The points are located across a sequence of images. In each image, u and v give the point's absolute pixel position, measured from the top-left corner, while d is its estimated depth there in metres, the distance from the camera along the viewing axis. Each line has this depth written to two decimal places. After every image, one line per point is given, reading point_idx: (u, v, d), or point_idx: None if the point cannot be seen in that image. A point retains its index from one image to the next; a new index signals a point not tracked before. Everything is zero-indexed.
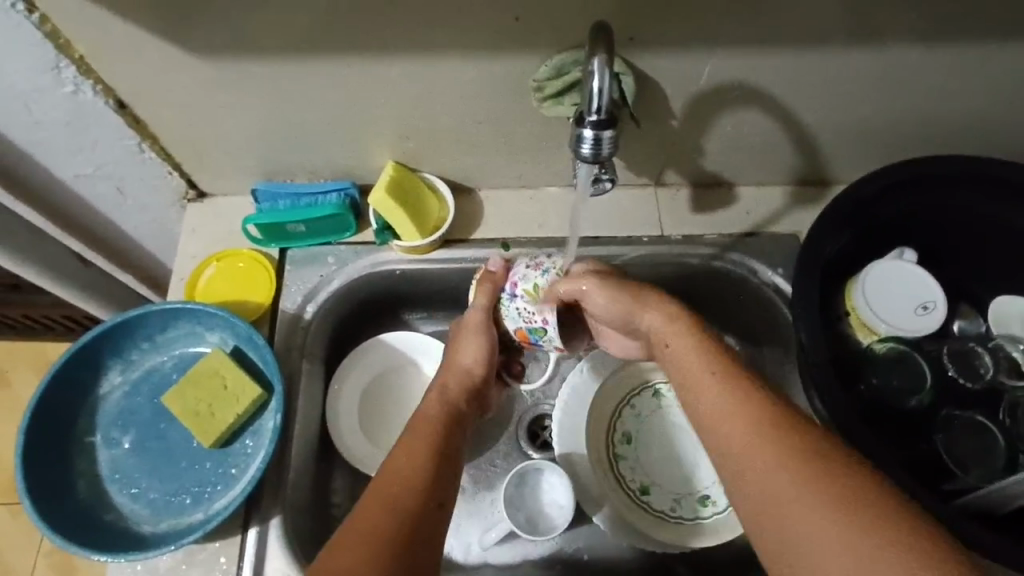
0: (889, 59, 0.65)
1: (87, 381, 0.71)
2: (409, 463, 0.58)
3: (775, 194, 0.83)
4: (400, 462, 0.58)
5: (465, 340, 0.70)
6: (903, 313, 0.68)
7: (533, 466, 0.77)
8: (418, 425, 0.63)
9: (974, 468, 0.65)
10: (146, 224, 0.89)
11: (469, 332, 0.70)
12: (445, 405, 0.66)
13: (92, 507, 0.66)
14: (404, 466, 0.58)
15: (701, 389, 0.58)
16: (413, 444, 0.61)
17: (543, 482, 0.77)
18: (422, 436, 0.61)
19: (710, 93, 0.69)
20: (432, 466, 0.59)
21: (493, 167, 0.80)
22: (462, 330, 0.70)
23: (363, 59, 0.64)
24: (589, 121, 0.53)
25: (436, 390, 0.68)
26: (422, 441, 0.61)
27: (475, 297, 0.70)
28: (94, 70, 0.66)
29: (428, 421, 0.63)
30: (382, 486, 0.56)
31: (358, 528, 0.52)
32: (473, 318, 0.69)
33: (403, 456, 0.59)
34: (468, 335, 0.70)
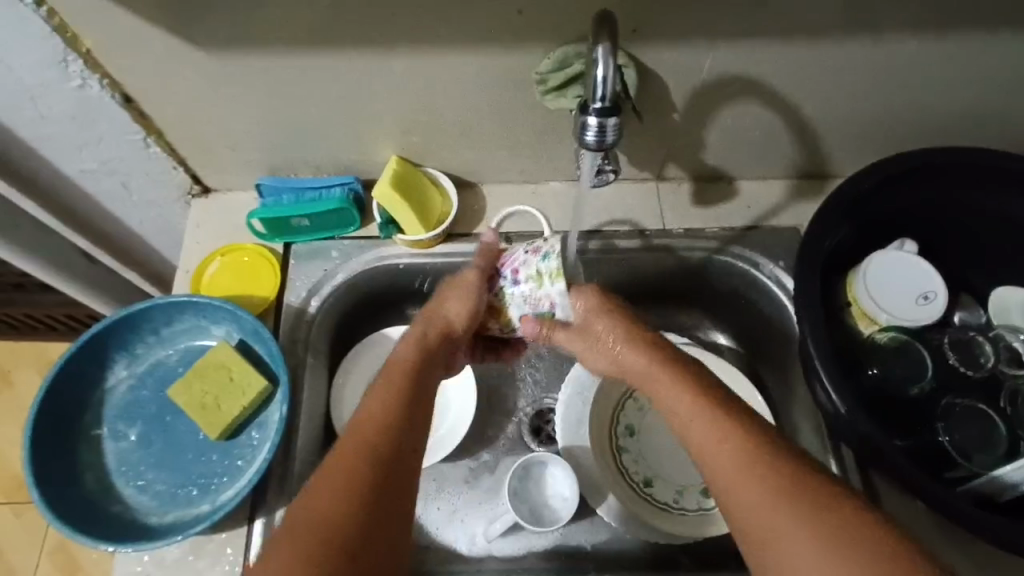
0: (890, 51, 0.66)
1: (94, 375, 0.71)
2: (380, 414, 0.58)
3: (777, 188, 0.83)
4: (375, 409, 0.58)
5: (455, 296, 0.66)
6: (898, 284, 0.69)
7: (536, 458, 0.77)
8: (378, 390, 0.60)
9: (975, 455, 0.65)
10: (151, 220, 0.89)
11: (460, 288, 0.66)
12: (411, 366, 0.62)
13: (99, 500, 0.67)
14: (376, 421, 0.57)
15: (675, 402, 0.60)
16: (384, 396, 0.59)
17: (547, 474, 0.78)
18: (380, 401, 0.59)
19: (711, 86, 0.70)
20: (399, 426, 0.57)
21: (496, 161, 0.80)
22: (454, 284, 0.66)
23: (368, 54, 0.65)
24: (593, 109, 0.54)
25: (409, 336, 0.65)
26: (380, 409, 0.58)
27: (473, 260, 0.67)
28: (100, 65, 0.66)
29: (404, 364, 0.62)
30: (353, 438, 0.56)
31: (336, 481, 0.53)
32: (468, 275, 0.65)
33: (365, 418, 0.57)
34: (458, 292, 0.66)
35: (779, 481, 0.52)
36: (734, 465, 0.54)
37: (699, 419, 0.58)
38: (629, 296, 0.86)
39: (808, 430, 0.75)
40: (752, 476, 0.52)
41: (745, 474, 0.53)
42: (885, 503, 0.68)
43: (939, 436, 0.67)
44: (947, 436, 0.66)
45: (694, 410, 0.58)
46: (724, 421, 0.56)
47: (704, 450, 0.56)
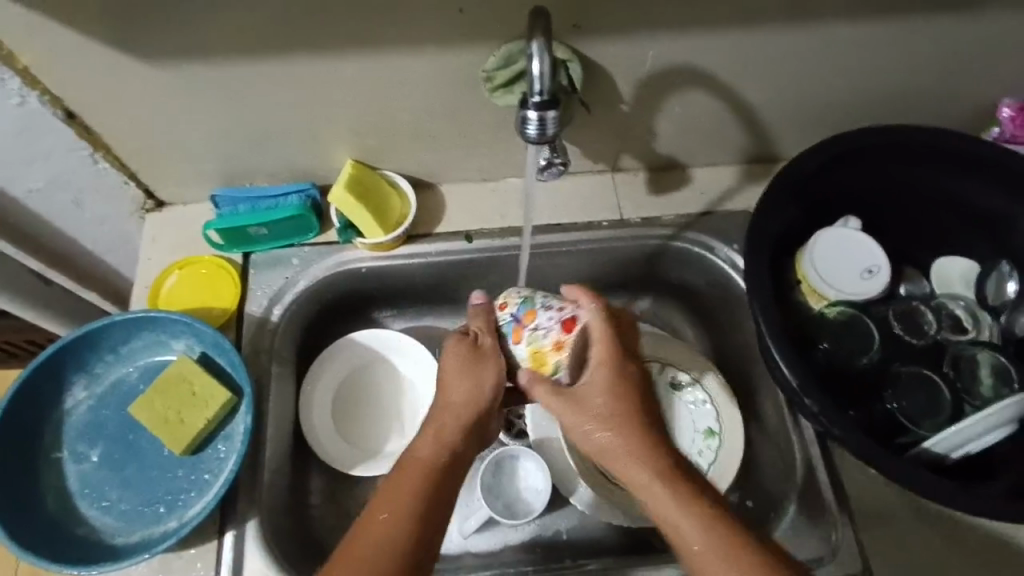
0: (821, 36, 0.68)
1: (52, 397, 0.70)
2: (391, 524, 0.57)
3: (728, 174, 0.86)
4: (383, 518, 0.58)
5: (470, 369, 0.69)
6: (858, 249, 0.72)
7: (510, 454, 0.79)
8: (395, 485, 0.60)
9: (923, 420, 0.67)
10: (106, 236, 0.88)
11: (463, 369, 0.69)
12: (438, 459, 0.63)
13: (64, 524, 0.65)
14: (382, 531, 0.57)
15: (652, 498, 0.60)
16: (397, 502, 0.59)
17: (520, 468, 0.79)
18: (394, 505, 0.58)
19: (655, 77, 0.71)
20: (409, 531, 0.57)
21: (453, 161, 0.81)
22: (455, 354, 0.70)
23: (312, 58, 0.65)
24: (532, 103, 0.55)
25: (434, 432, 0.65)
26: (389, 515, 0.58)
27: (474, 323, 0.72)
28: (38, 81, 0.65)
29: (421, 467, 0.62)
30: (356, 550, 0.56)
31: None
32: (486, 343, 0.70)
33: (373, 532, 0.57)
34: (466, 372, 0.69)
35: None
36: (711, 554, 0.55)
37: (686, 516, 0.58)
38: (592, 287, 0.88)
39: (770, 406, 0.77)
40: None
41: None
42: (844, 472, 0.70)
43: (888, 404, 0.69)
44: (895, 403, 0.68)
45: (687, 514, 0.58)
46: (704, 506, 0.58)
47: (694, 551, 0.56)
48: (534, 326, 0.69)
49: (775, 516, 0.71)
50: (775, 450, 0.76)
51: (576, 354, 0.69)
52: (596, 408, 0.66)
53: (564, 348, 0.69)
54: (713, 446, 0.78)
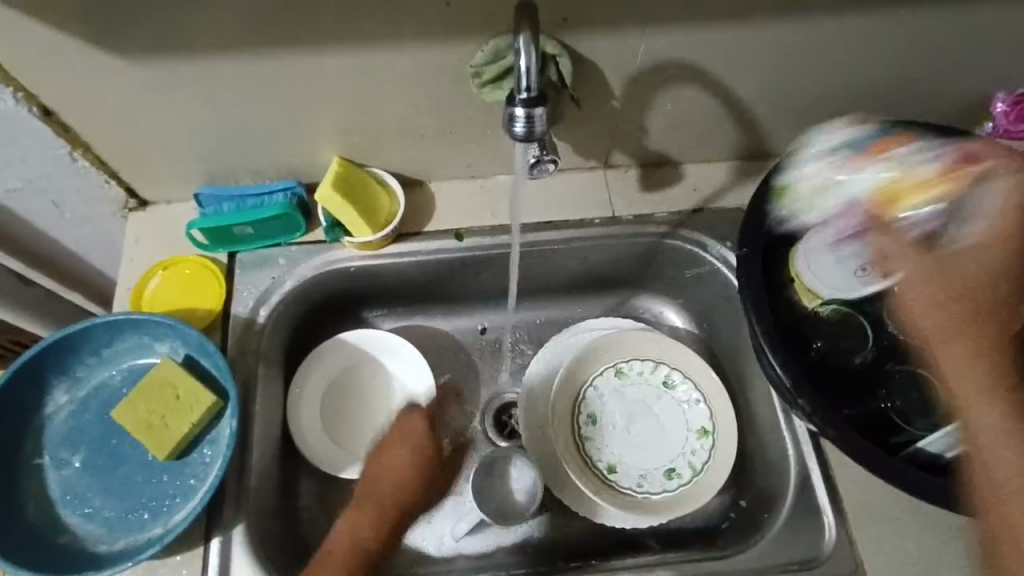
0: (814, 30, 0.67)
1: (32, 402, 0.68)
2: (349, 551, 0.68)
3: (721, 170, 0.85)
4: (340, 547, 0.68)
5: (409, 425, 0.78)
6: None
7: (504, 454, 0.78)
8: (348, 530, 0.70)
9: (918, 418, 0.67)
10: (87, 237, 0.86)
11: (407, 433, 0.78)
12: (354, 534, 0.69)
13: (46, 532, 0.64)
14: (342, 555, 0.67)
15: (998, 443, 0.51)
16: (351, 534, 0.69)
17: (512, 469, 0.79)
18: (349, 530, 0.70)
19: (646, 73, 0.70)
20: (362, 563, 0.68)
21: (442, 158, 0.79)
22: (404, 421, 0.79)
23: (296, 54, 0.63)
24: (520, 100, 0.54)
25: (367, 490, 0.74)
26: (347, 547, 0.68)
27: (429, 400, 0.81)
28: (13, 77, 0.63)
29: (370, 516, 0.71)
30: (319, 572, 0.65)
31: None
32: (415, 416, 0.79)
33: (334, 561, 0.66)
34: (403, 442, 0.77)
35: None
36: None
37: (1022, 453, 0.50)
38: (585, 285, 0.87)
39: (763, 404, 0.77)
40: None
41: None
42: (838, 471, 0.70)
43: (882, 403, 0.68)
44: (890, 403, 0.68)
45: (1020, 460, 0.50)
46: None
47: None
48: (892, 154, 0.63)
49: (769, 515, 0.71)
50: (768, 449, 0.76)
51: (952, 197, 0.59)
52: (989, 287, 0.55)
53: (932, 182, 0.60)
54: (707, 445, 0.78)
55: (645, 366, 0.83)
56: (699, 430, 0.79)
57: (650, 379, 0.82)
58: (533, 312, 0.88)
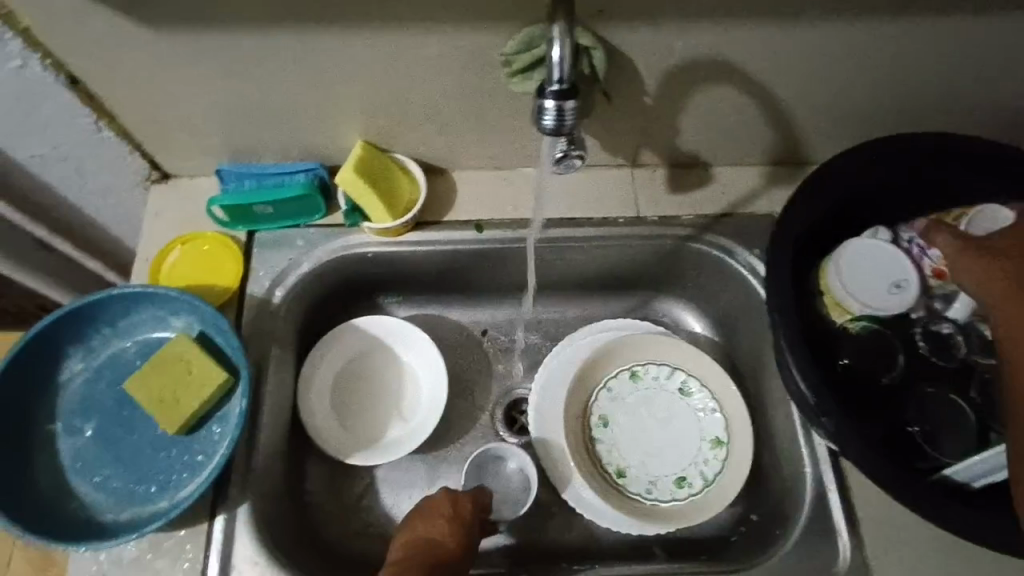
0: (861, 32, 0.64)
1: (48, 368, 0.69)
2: None
3: (752, 174, 0.82)
4: None
5: (430, 522, 0.66)
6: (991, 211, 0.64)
7: (490, 455, 0.77)
8: None
9: (945, 444, 0.63)
10: (109, 207, 0.86)
11: (426, 518, 0.66)
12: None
13: (54, 498, 0.64)
14: None
15: None
16: None
17: (502, 469, 0.77)
18: None
19: (682, 69, 0.68)
20: None
21: (466, 147, 0.78)
22: (434, 507, 0.67)
23: (323, 33, 0.62)
24: (551, 91, 0.52)
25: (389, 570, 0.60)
26: None
27: (437, 509, 0.67)
28: (41, 43, 0.62)
29: None
30: None
31: None
32: (433, 511, 0.67)
33: None
34: (425, 520, 0.66)
35: None
36: None
37: None
38: (604, 285, 0.85)
39: (781, 418, 0.74)
40: None
41: None
42: (855, 492, 0.67)
43: (908, 426, 0.65)
44: (917, 426, 0.65)
45: None
46: None
47: None
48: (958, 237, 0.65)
49: (781, 532, 0.69)
50: (784, 464, 0.74)
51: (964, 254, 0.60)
52: None
53: None
54: (720, 456, 0.76)
55: (661, 371, 0.81)
56: (713, 440, 0.77)
57: (665, 385, 0.80)
58: (549, 309, 0.87)
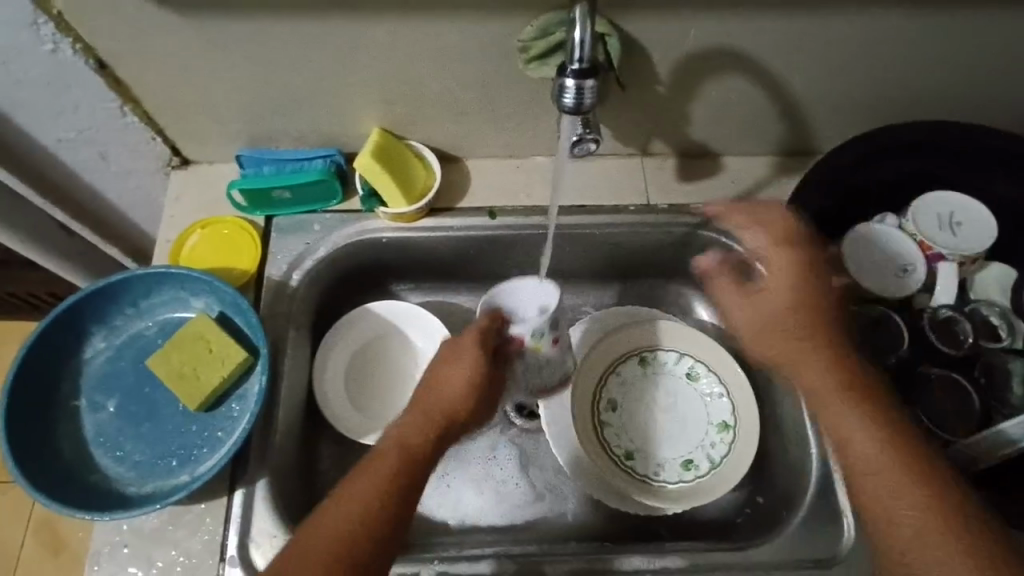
0: (871, 23, 0.65)
1: (71, 346, 0.71)
2: (357, 506, 0.58)
3: (761, 164, 0.84)
4: (350, 496, 0.59)
5: (450, 365, 0.68)
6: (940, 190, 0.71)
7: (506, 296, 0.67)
8: (369, 467, 0.61)
9: (953, 424, 0.65)
10: (130, 192, 0.88)
11: (449, 358, 0.69)
12: (405, 444, 0.63)
13: (77, 471, 0.66)
14: (348, 509, 0.58)
15: (852, 440, 0.59)
16: (366, 484, 0.59)
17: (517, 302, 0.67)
18: (360, 488, 0.59)
19: (694, 59, 0.69)
20: (381, 512, 0.58)
21: (481, 135, 0.80)
22: (451, 349, 0.69)
23: (346, 20, 0.64)
24: (571, 70, 0.54)
25: (412, 411, 0.66)
26: (362, 493, 0.59)
27: (462, 341, 0.68)
28: (73, 28, 0.64)
29: (389, 455, 0.62)
30: (323, 526, 0.57)
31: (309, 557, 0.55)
32: (452, 350, 0.69)
33: (337, 513, 0.58)
34: (451, 360, 0.68)
35: (928, 499, 0.55)
36: (886, 483, 0.57)
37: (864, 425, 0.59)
38: (613, 272, 0.87)
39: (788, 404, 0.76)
40: (907, 492, 0.56)
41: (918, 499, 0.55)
42: None
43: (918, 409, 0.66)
44: (924, 407, 0.66)
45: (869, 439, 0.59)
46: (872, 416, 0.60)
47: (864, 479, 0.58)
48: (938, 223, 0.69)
49: (787, 513, 0.70)
50: (790, 447, 0.75)
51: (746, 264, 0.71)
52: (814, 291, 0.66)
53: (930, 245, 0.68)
54: (727, 439, 0.78)
55: (669, 357, 0.83)
56: (720, 425, 0.79)
57: (674, 371, 0.82)
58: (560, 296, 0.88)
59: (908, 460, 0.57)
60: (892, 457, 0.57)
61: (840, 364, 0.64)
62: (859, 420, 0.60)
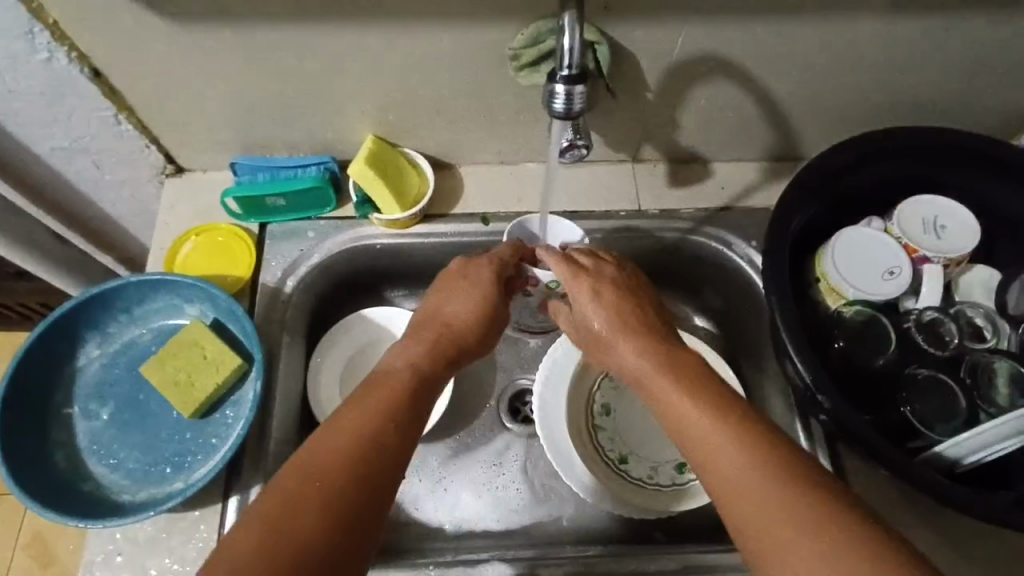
0: (854, 31, 0.67)
1: (64, 354, 0.70)
2: (358, 427, 0.54)
3: (749, 170, 0.85)
4: (353, 418, 0.54)
5: (452, 295, 0.68)
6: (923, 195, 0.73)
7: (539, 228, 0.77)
8: (368, 391, 0.58)
9: (938, 424, 0.65)
10: (124, 200, 0.88)
11: (452, 290, 0.69)
12: (413, 366, 0.62)
13: (70, 479, 0.66)
14: (346, 430, 0.53)
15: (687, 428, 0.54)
16: (366, 406, 0.56)
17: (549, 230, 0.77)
18: (361, 407, 0.55)
19: (682, 65, 0.70)
20: (382, 433, 0.54)
21: (474, 142, 0.80)
22: (454, 279, 0.69)
23: (340, 29, 0.65)
24: (561, 76, 0.55)
25: (411, 342, 0.64)
26: (362, 415, 0.55)
27: (469, 268, 0.70)
28: (68, 37, 0.65)
29: (391, 382, 0.59)
30: (323, 444, 0.52)
31: (297, 483, 0.49)
32: (458, 281, 0.69)
33: (334, 434, 0.53)
34: (455, 292, 0.68)
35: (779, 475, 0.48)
36: (726, 464, 0.50)
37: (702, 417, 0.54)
38: None
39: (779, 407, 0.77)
40: (763, 475, 0.48)
41: (751, 480, 0.48)
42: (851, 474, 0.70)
43: (902, 407, 0.66)
44: (909, 406, 0.66)
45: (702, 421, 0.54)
46: (711, 404, 0.55)
47: (705, 468, 0.52)
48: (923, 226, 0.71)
49: None
50: None
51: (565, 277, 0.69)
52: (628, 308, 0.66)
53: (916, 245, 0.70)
54: None
55: None
56: None
57: None
58: None
59: (727, 438, 0.52)
60: (721, 434, 0.52)
61: (669, 359, 0.61)
62: (694, 404, 0.55)
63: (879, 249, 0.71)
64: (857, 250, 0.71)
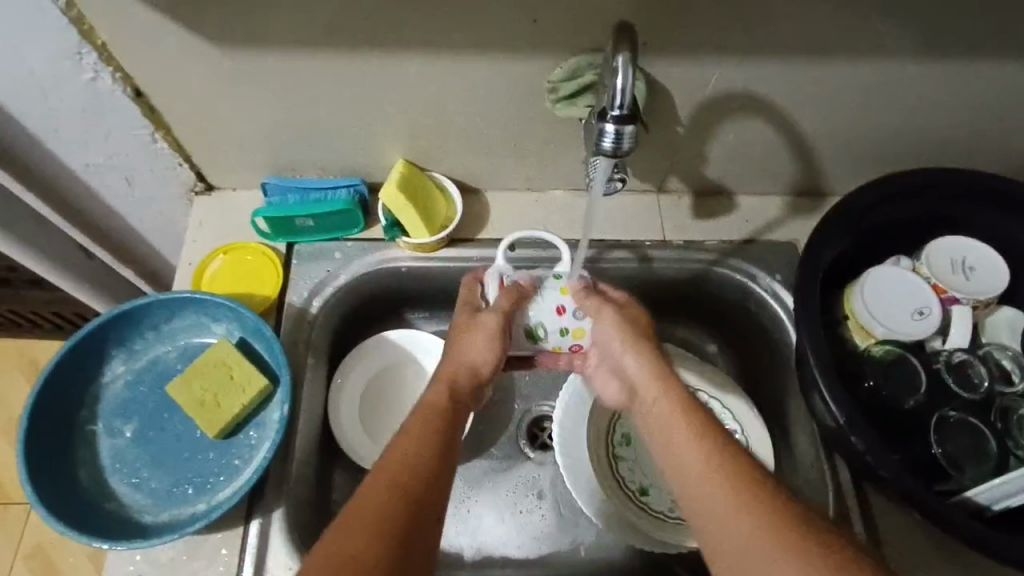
0: (885, 73, 0.68)
1: (90, 370, 0.70)
2: (411, 453, 0.57)
3: (773, 203, 0.86)
4: (405, 445, 0.58)
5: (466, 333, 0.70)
6: (950, 237, 0.74)
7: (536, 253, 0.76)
8: (417, 420, 0.61)
9: (967, 466, 0.66)
10: (151, 216, 0.89)
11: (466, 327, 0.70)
12: (443, 398, 0.64)
13: (93, 497, 0.65)
14: (405, 456, 0.56)
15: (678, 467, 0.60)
16: (418, 433, 0.59)
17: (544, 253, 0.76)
18: (415, 434, 0.59)
19: (714, 102, 0.72)
20: (429, 463, 0.57)
21: (502, 169, 0.81)
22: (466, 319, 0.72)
23: (380, 58, 0.66)
24: (611, 116, 0.55)
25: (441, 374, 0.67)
26: (413, 443, 0.58)
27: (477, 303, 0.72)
28: (115, 58, 0.66)
29: (431, 411, 0.62)
30: (385, 469, 0.55)
31: (363, 507, 0.51)
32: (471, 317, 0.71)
33: (393, 460, 0.56)
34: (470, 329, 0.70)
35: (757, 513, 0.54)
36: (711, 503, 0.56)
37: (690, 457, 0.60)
38: None
39: (804, 443, 0.76)
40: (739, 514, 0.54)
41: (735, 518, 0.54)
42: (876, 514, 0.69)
43: (932, 448, 0.67)
44: (940, 448, 0.67)
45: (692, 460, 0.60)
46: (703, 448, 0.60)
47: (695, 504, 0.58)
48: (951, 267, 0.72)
49: None
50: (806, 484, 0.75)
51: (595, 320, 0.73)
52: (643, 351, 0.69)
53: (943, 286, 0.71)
54: None
55: None
56: None
57: None
58: None
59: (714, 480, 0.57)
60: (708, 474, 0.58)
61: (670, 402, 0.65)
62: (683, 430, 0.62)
63: (909, 287, 0.71)
64: (885, 287, 0.71)
